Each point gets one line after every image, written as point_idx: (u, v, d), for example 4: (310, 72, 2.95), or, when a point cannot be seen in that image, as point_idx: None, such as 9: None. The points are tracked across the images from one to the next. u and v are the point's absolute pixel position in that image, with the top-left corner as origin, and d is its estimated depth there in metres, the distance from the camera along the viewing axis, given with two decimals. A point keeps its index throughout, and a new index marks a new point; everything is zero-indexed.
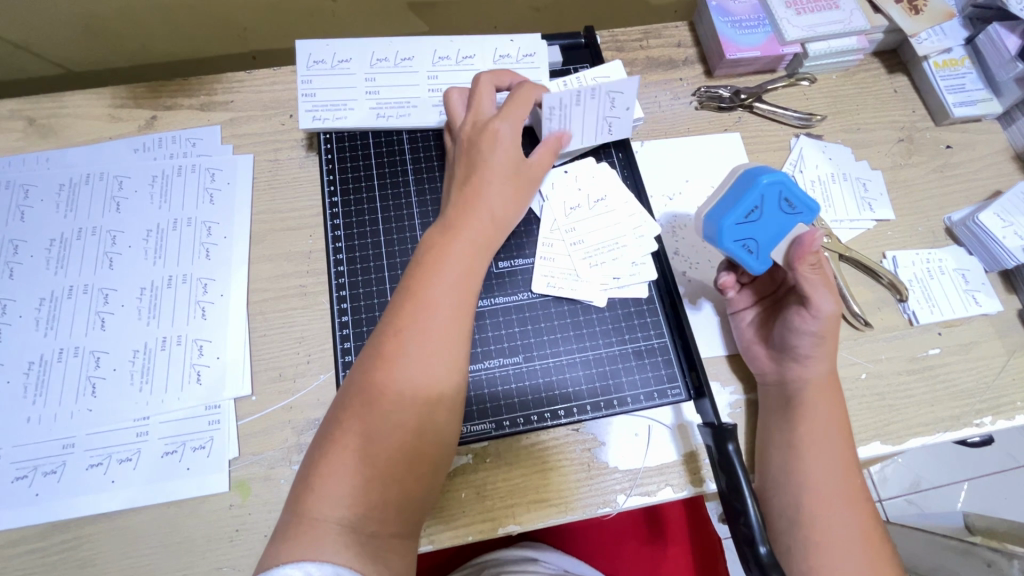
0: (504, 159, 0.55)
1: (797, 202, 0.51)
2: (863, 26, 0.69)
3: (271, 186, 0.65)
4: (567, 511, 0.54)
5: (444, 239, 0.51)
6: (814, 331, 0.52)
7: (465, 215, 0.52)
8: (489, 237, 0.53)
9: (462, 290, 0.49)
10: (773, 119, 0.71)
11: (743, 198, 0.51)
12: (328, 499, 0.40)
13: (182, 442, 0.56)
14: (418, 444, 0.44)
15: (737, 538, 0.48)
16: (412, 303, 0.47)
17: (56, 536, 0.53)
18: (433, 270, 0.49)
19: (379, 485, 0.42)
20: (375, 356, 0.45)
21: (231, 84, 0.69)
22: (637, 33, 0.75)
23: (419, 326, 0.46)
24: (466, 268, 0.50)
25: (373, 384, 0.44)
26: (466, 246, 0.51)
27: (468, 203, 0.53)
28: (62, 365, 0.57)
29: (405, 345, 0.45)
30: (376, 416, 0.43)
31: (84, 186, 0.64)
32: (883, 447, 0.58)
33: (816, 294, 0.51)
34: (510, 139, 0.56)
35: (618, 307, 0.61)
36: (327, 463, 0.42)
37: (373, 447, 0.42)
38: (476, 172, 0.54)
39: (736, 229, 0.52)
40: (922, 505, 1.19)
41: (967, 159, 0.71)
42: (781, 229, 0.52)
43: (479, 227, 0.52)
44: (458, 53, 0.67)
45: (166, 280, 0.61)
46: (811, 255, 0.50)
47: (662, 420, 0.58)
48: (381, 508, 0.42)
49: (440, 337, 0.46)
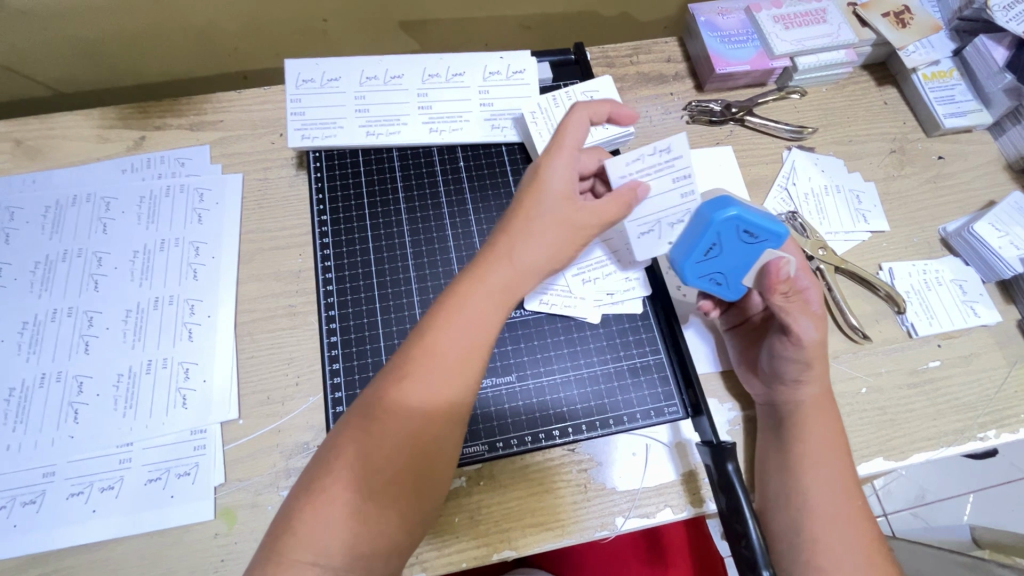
0: (557, 210, 0.49)
1: (757, 230, 0.49)
2: (851, 39, 0.70)
3: (260, 206, 0.64)
4: (564, 535, 0.53)
5: (467, 285, 0.47)
6: (796, 357, 0.51)
7: (494, 265, 0.48)
8: (513, 287, 0.48)
9: (474, 342, 0.45)
10: (765, 132, 0.72)
11: (699, 238, 0.50)
12: (311, 546, 0.39)
13: (167, 469, 0.54)
14: (411, 490, 0.42)
15: (739, 563, 0.46)
16: (420, 351, 0.44)
17: (34, 570, 0.51)
18: (449, 316, 0.46)
19: (367, 533, 0.40)
20: (387, 383, 0.44)
21: (221, 104, 0.69)
22: (627, 49, 0.75)
23: (425, 373, 0.44)
24: (484, 318, 0.46)
25: (368, 427, 0.42)
26: (489, 296, 0.47)
27: (501, 249, 0.48)
28: (43, 391, 0.56)
29: (408, 390, 0.43)
30: (366, 463, 0.41)
31: (70, 208, 0.63)
32: (886, 463, 0.57)
33: (792, 322, 0.50)
34: (564, 183, 0.50)
35: (612, 323, 0.60)
36: (312, 505, 0.40)
37: (366, 496, 0.41)
38: (522, 215, 0.49)
39: (699, 266, 0.52)
40: (928, 518, 1.16)
41: (960, 169, 0.71)
42: (747, 258, 0.51)
43: (504, 278, 0.47)
44: (448, 71, 0.67)
45: (152, 301, 0.60)
46: (780, 285, 0.49)
47: (660, 439, 0.56)
48: (367, 556, 0.40)
49: (445, 388, 0.44)
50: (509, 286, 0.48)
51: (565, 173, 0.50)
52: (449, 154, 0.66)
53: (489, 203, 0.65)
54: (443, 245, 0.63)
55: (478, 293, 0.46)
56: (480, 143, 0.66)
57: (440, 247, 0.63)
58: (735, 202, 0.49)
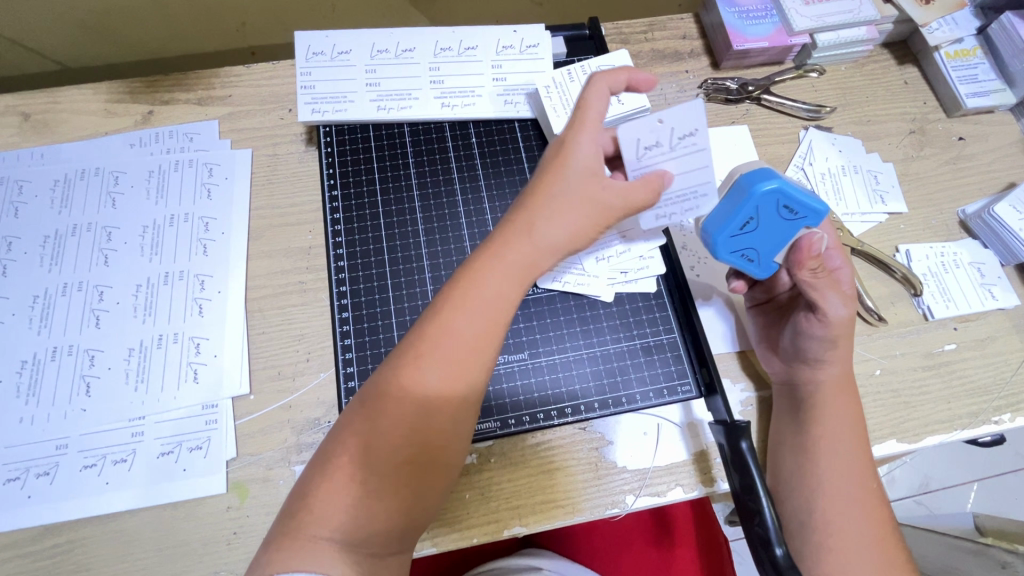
0: (582, 186, 0.46)
1: (799, 208, 0.48)
2: (873, 16, 0.68)
3: (269, 182, 0.64)
4: (574, 512, 0.53)
5: (486, 263, 0.46)
6: (822, 335, 0.51)
7: (513, 241, 0.46)
8: (532, 267, 0.46)
9: (491, 322, 0.44)
10: (782, 111, 0.70)
11: (736, 212, 0.49)
12: (326, 525, 0.39)
13: (179, 443, 0.54)
14: (424, 469, 0.42)
15: (752, 541, 0.45)
16: (435, 330, 0.43)
17: (49, 540, 0.51)
18: (466, 293, 0.44)
19: (382, 512, 0.40)
20: (400, 365, 0.42)
21: (229, 78, 0.68)
22: (642, 25, 0.73)
23: (441, 354, 0.43)
24: (502, 296, 0.45)
25: (382, 407, 0.42)
26: (507, 276, 0.45)
27: (521, 225, 0.46)
28: (55, 364, 0.56)
29: (425, 370, 0.42)
30: (380, 443, 0.41)
31: (79, 182, 0.63)
32: (898, 446, 0.57)
33: (821, 299, 0.49)
34: (592, 160, 0.47)
35: (625, 302, 0.59)
36: (326, 484, 0.40)
37: (374, 479, 0.40)
38: (546, 190, 0.47)
39: (732, 240, 0.51)
40: (931, 506, 1.17)
41: (980, 151, 0.69)
42: (782, 236, 0.50)
43: (524, 257, 0.46)
44: (460, 44, 0.66)
45: (162, 276, 0.59)
46: (809, 261, 0.48)
47: (671, 418, 0.56)
48: (378, 536, 0.40)
49: (463, 369, 0.43)
50: (529, 266, 0.46)
51: (592, 148, 0.48)
52: (461, 130, 0.65)
53: (501, 180, 0.64)
54: (455, 222, 0.62)
55: (495, 272, 0.45)
56: (492, 118, 0.65)
57: (451, 224, 0.62)
58: (778, 175, 0.48)
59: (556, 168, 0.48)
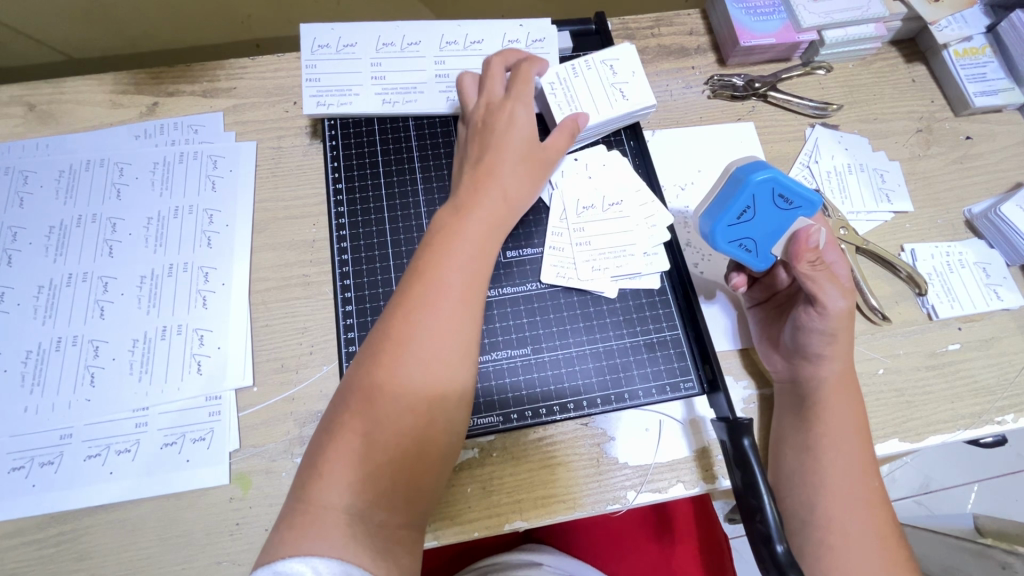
0: (520, 140, 0.54)
1: (793, 197, 0.49)
2: (881, 13, 0.68)
3: (273, 175, 0.64)
4: (575, 507, 0.53)
5: (459, 218, 0.50)
6: (822, 328, 0.51)
7: (481, 196, 0.51)
8: (501, 218, 0.52)
9: (475, 272, 0.48)
10: (788, 109, 0.70)
11: (733, 200, 0.49)
12: (335, 486, 0.40)
13: (182, 433, 0.54)
14: (426, 426, 0.43)
15: (753, 538, 0.46)
16: (423, 282, 0.46)
17: (53, 529, 0.51)
18: (449, 248, 0.48)
19: (387, 470, 0.41)
20: (396, 321, 0.45)
21: (234, 70, 0.68)
22: (649, 20, 0.73)
23: (433, 305, 0.45)
24: (480, 249, 0.49)
25: (382, 362, 0.43)
26: (480, 227, 0.50)
27: (484, 181, 0.52)
28: (60, 354, 0.56)
29: (419, 323, 0.44)
30: (382, 398, 0.42)
31: (84, 173, 0.63)
32: (900, 445, 0.57)
33: (818, 291, 0.49)
34: (524, 119, 0.55)
35: (629, 298, 0.59)
36: (335, 447, 0.41)
37: (381, 435, 0.42)
38: (494, 149, 0.53)
39: (730, 230, 0.51)
40: (931, 506, 1.17)
41: (988, 150, 0.69)
42: (778, 226, 0.50)
43: (492, 209, 0.51)
44: (466, 38, 0.66)
45: (167, 268, 0.60)
46: (807, 253, 0.48)
47: (673, 415, 0.56)
48: (389, 492, 0.41)
49: (453, 320, 0.45)
50: (498, 219, 0.52)
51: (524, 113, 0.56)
52: None
53: None
54: None
55: (471, 225, 0.49)
56: None
57: None
58: (770, 166, 0.49)
59: (499, 129, 0.55)
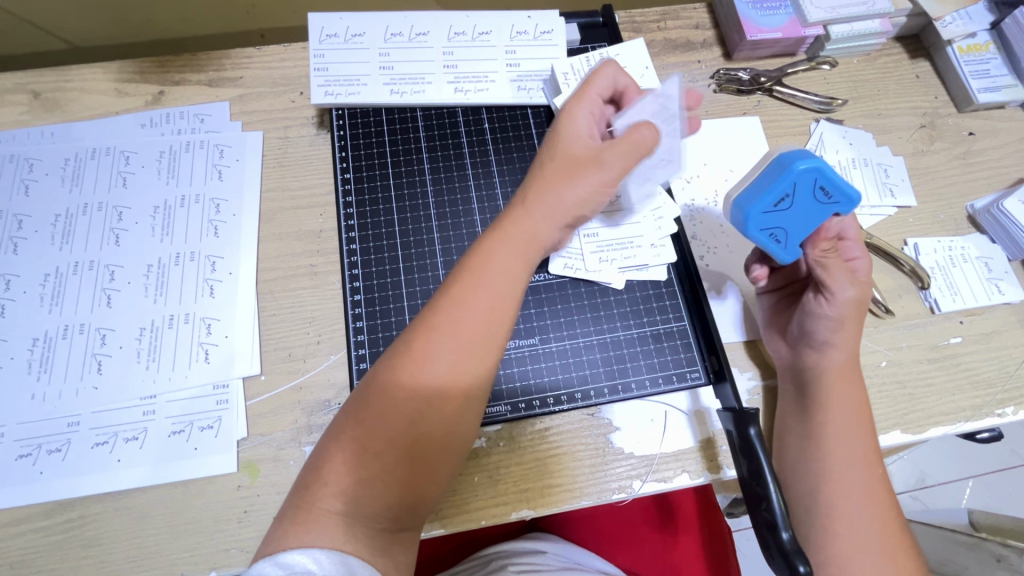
0: (575, 160, 0.49)
1: (834, 190, 0.48)
2: (887, 8, 0.68)
3: (280, 164, 0.64)
4: (581, 496, 0.53)
5: (495, 237, 0.47)
6: (830, 316, 0.51)
7: (521, 216, 0.48)
8: (537, 240, 0.48)
9: (500, 296, 0.45)
10: (794, 104, 0.70)
11: (775, 185, 0.48)
12: (337, 492, 0.40)
13: (190, 422, 0.54)
14: (432, 447, 0.42)
15: (758, 525, 0.46)
16: (446, 304, 0.44)
17: (60, 516, 0.51)
18: (478, 270, 0.46)
19: (390, 484, 0.41)
20: (413, 339, 0.43)
21: (241, 60, 0.68)
22: (656, 14, 0.73)
23: (452, 327, 0.43)
24: (509, 271, 0.46)
25: (396, 377, 0.42)
26: (514, 248, 0.47)
27: (526, 201, 0.49)
28: (67, 342, 0.56)
29: (436, 342, 0.43)
30: (389, 415, 0.41)
31: (90, 161, 0.63)
32: (903, 436, 0.57)
33: (830, 279, 0.50)
34: (586, 134, 0.51)
35: (636, 289, 0.60)
36: (339, 450, 0.41)
37: (382, 451, 0.41)
38: (546, 165, 0.50)
39: (765, 216, 0.50)
40: (927, 501, 1.18)
41: (991, 145, 0.70)
42: (814, 219, 0.50)
43: (529, 230, 0.48)
44: (474, 29, 0.66)
45: (173, 256, 0.60)
46: (822, 240, 0.51)
47: (679, 406, 0.57)
48: (385, 506, 0.41)
49: (469, 349, 0.43)
50: (534, 239, 0.48)
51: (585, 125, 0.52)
52: (473, 115, 0.66)
53: (513, 165, 0.64)
54: (467, 206, 0.62)
55: (507, 243, 0.47)
56: (506, 104, 0.66)
57: (463, 210, 0.62)
58: (816, 156, 0.48)
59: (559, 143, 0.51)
